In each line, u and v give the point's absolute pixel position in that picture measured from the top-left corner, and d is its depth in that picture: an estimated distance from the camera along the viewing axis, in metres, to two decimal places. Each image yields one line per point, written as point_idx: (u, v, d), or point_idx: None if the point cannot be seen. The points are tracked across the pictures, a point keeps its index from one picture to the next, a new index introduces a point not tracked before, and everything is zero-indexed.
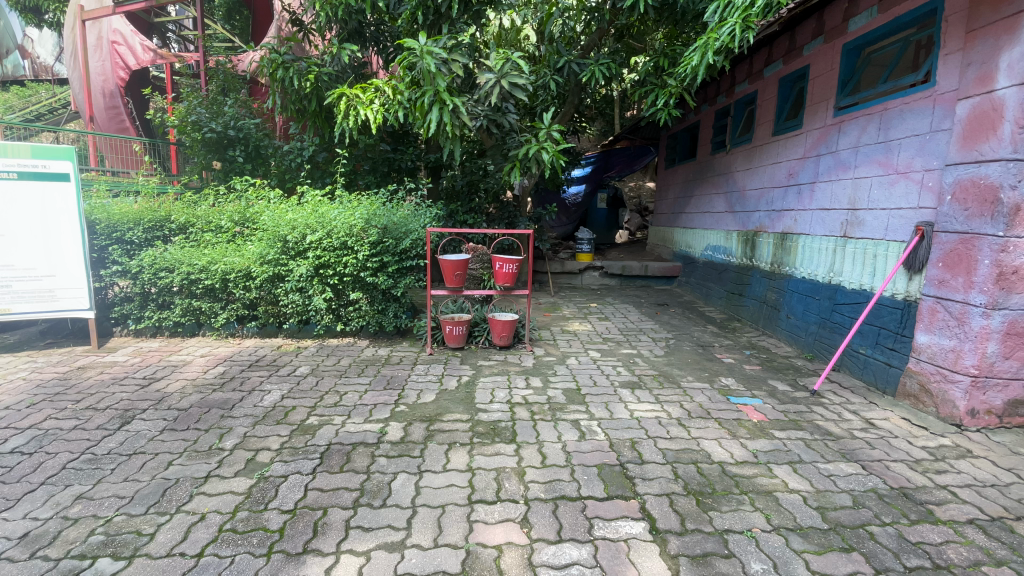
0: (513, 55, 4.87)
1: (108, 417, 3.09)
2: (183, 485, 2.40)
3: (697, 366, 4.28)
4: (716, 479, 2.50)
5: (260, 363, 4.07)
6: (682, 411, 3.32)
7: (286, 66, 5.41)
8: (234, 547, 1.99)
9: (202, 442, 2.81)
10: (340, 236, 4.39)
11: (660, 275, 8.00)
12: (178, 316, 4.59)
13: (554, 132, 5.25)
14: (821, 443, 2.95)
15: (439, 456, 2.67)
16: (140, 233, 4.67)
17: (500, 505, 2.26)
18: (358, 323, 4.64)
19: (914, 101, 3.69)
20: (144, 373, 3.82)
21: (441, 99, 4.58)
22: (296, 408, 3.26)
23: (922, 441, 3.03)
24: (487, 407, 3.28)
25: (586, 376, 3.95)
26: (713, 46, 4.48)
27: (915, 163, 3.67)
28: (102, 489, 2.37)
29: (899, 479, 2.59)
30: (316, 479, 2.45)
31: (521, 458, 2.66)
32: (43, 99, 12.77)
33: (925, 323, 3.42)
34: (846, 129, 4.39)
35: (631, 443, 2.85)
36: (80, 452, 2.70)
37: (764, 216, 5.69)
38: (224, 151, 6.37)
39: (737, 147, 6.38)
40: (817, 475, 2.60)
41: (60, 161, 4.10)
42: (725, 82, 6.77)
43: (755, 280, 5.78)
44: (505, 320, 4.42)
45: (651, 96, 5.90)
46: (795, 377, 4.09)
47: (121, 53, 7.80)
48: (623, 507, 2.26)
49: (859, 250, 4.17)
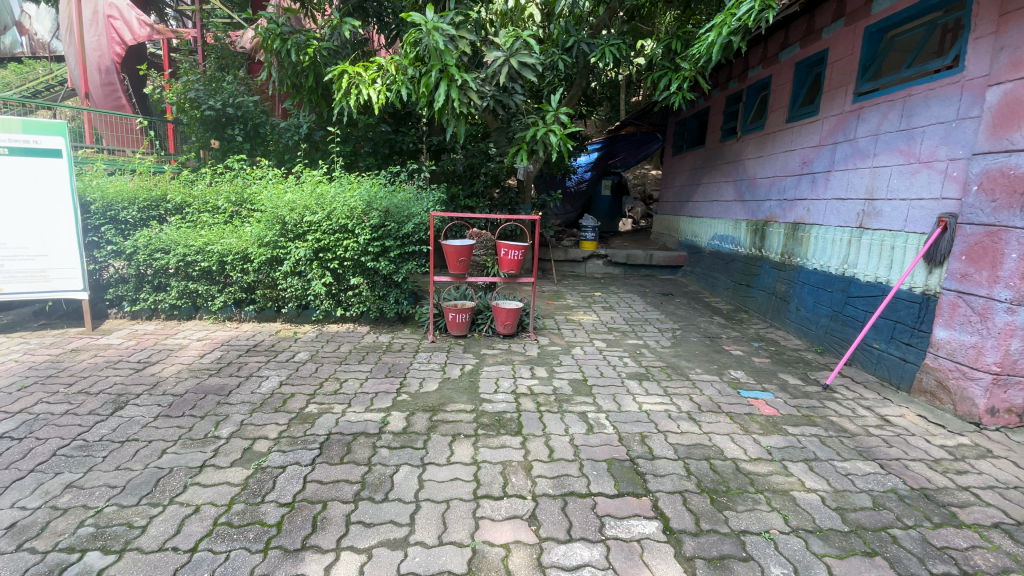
0: (523, 33, 4.74)
1: (101, 402, 2.98)
2: (177, 475, 2.31)
3: (705, 358, 4.17)
4: (731, 476, 2.41)
5: (258, 349, 3.97)
6: (692, 404, 3.22)
7: (284, 39, 5.22)
8: (229, 543, 1.90)
9: (197, 430, 2.71)
10: (340, 218, 4.26)
11: (665, 265, 7.87)
12: (173, 299, 4.47)
13: (562, 114, 5.04)
14: (837, 440, 2.86)
15: (443, 448, 2.57)
16: (135, 213, 4.51)
17: (507, 501, 2.16)
18: (358, 308, 4.53)
19: (939, 86, 3.54)
20: (139, 356, 3.72)
21: (449, 75, 4.40)
22: (295, 395, 3.16)
23: (940, 440, 2.94)
24: (491, 397, 3.18)
25: (592, 367, 3.85)
26: (730, 25, 4.28)
27: (939, 152, 3.53)
28: (93, 478, 2.28)
29: (918, 480, 2.51)
30: (316, 470, 2.35)
31: (527, 452, 2.56)
32: (40, 75, 12.63)
33: (945, 317, 3.32)
34: (866, 116, 4.24)
35: (641, 437, 2.75)
36: (71, 439, 2.60)
37: (776, 205, 5.55)
38: (222, 130, 6.22)
39: (749, 134, 6.21)
40: (834, 473, 2.51)
41: (51, 137, 3.93)
42: (738, 67, 6.58)
43: (764, 270, 5.65)
44: (510, 308, 4.30)
45: (664, 79, 5.67)
46: (806, 370, 3.99)
47: (118, 28, 7.55)
48: (635, 505, 2.17)
49: (876, 242, 4.05)
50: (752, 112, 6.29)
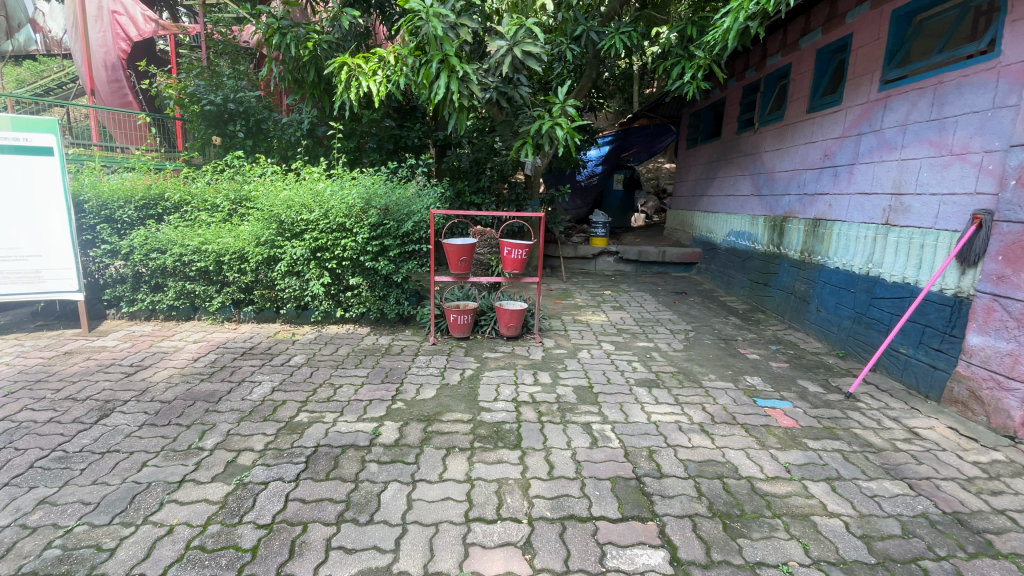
0: (527, 20, 4.52)
1: (86, 409, 2.88)
2: (155, 491, 2.19)
3: (719, 362, 3.96)
4: (745, 498, 2.22)
5: (254, 352, 3.85)
6: (705, 415, 3.03)
7: (283, 32, 5.06)
8: (199, 570, 1.77)
9: (181, 440, 2.59)
10: (338, 217, 4.14)
11: (678, 262, 7.64)
12: (171, 299, 4.39)
13: (569, 107, 4.83)
14: (861, 456, 2.65)
15: (436, 463, 2.42)
16: (132, 211, 4.43)
17: (501, 525, 2.00)
18: (358, 309, 4.40)
19: (974, 73, 3.28)
20: (132, 359, 3.63)
21: (449, 66, 4.22)
22: (286, 402, 3.03)
23: (974, 456, 2.71)
24: (490, 406, 3.02)
25: (599, 372, 3.66)
26: (747, 10, 4.03)
27: (974, 144, 3.27)
28: (67, 494, 2.18)
29: (951, 502, 2.30)
30: (299, 487, 2.22)
31: (526, 468, 2.39)
32: (53, 72, 12.73)
33: (978, 322, 3.08)
34: (893, 105, 3.96)
35: (648, 452, 2.57)
36: (50, 449, 2.50)
37: (795, 200, 5.29)
38: (224, 126, 6.12)
39: (767, 125, 5.94)
40: (859, 495, 2.31)
41: (42, 134, 3.86)
42: (756, 55, 6.29)
43: (782, 269, 5.40)
44: (514, 309, 4.15)
45: (677, 68, 5.41)
46: (827, 376, 3.76)
47: (122, 24, 7.55)
48: (640, 532, 1.99)
49: (903, 240, 3.79)
50: (771, 103, 6.01)
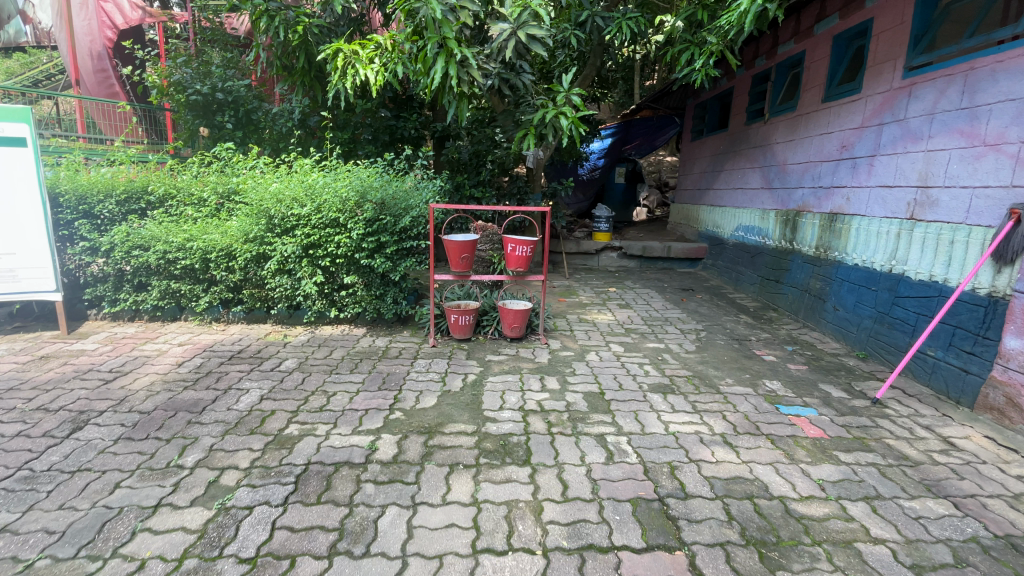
0: (532, 1, 4.25)
1: (58, 422, 2.65)
2: (127, 517, 1.97)
3: (735, 365, 3.75)
4: (781, 523, 2.01)
5: (242, 355, 3.62)
6: (726, 425, 2.82)
7: (271, 15, 4.73)
8: None
9: (160, 457, 2.37)
10: (331, 211, 3.91)
11: (683, 257, 7.44)
12: (155, 299, 4.14)
13: (574, 95, 4.58)
14: (898, 471, 2.45)
15: (438, 482, 2.21)
16: (113, 206, 4.18)
17: (512, 558, 1.79)
18: (354, 309, 4.17)
19: (1010, 58, 3.06)
20: (112, 365, 3.40)
21: (448, 49, 3.97)
22: (275, 413, 2.81)
23: (1017, 469, 2.52)
24: (496, 417, 2.80)
25: (610, 377, 3.45)
26: None
27: (1010, 134, 3.06)
28: (30, 521, 1.95)
29: (1002, 524, 2.10)
30: (287, 513, 2.00)
31: (537, 489, 2.18)
32: (40, 65, 12.43)
33: (1018, 324, 2.89)
34: (918, 93, 3.74)
35: (670, 469, 2.36)
36: (16, 468, 2.28)
37: (810, 193, 5.07)
38: (212, 116, 5.84)
39: (778, 116, 5.71)
40: (902, 517, 2.11)
41: (14, 124, 3.61)
42: (767, 43, 6.05)
43: (796, 265, 5.20)
44: (517, 309, 3.92)
45: (686, 55, 5.15)
46: (849, 380, 3.56)
47: (109, 11, 7.27)
48: (668, 564, 1.79)
49: (931, 236, 3.58)
50: (782, 92, 5.78)
